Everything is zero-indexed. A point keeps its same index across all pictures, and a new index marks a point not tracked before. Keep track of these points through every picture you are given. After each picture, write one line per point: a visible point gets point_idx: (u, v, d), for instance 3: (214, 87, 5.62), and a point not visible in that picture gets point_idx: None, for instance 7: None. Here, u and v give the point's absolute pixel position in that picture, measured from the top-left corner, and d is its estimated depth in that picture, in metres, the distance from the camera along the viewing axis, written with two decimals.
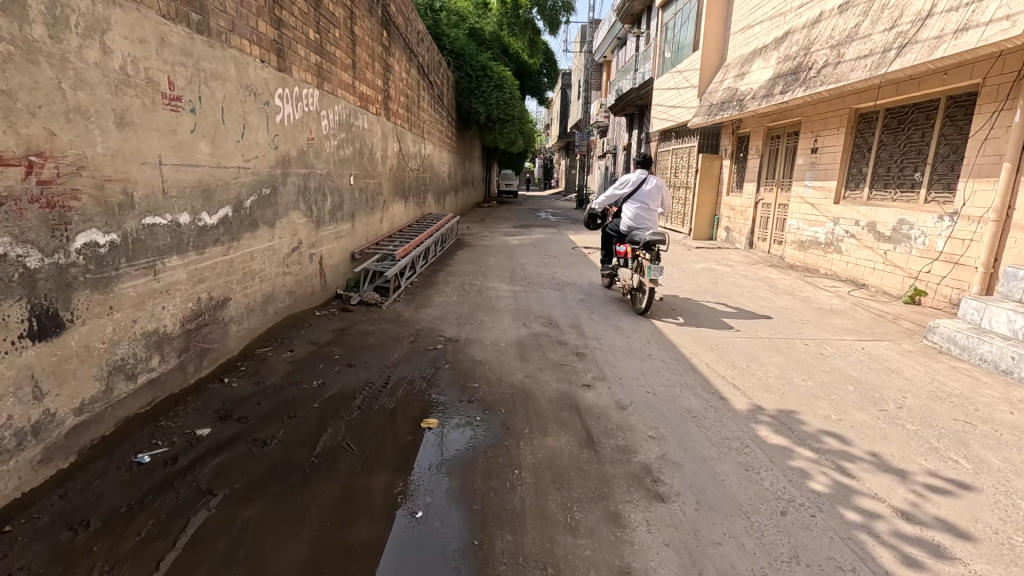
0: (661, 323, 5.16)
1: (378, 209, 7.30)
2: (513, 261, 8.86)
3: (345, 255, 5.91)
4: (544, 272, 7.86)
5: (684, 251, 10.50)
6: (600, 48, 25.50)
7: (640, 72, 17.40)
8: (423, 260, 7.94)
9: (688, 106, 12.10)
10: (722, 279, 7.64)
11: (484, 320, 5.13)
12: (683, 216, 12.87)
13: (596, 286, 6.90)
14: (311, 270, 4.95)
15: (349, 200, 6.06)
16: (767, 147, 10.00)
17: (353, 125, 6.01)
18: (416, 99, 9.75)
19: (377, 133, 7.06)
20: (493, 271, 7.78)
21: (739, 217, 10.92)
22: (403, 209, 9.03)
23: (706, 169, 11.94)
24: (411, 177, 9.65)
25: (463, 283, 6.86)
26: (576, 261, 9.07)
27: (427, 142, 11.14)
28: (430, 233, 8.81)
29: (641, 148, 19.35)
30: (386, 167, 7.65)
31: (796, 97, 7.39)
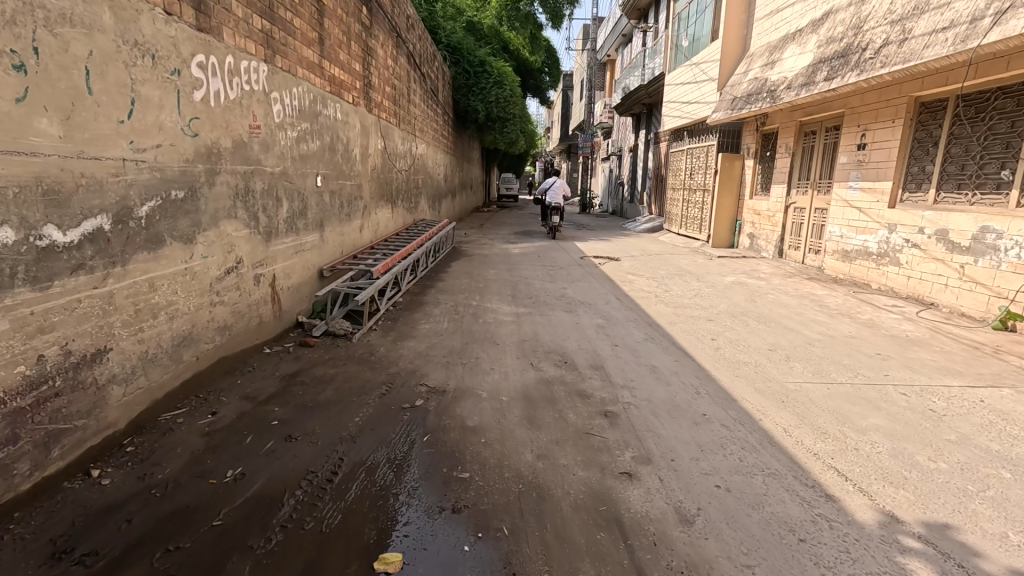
0: (706, 361, 4.06)
1: (356, 216, 6.23)
2: (516, 274, 7.77)
3: (309, 273, 4.83)
4: (552, 288, 6.77)
5: (705, 261, 9.41)
6: (604, 46, 24.55)
7: (649, 68, 16.39)
8: (412, 275, 6.86)
9: (706, 101, 11.04)
10: (760, 296, 6.54)
11: (479, 358, 4.04)
12: (701, 221, 11.77)
13: (614, 307, 5.81)
14: (258, 296, 3.87)
15: (316, 205, 4.98)
16: (799, 144, 8.93)
17: (320, 114, 4.94)
18: (405, 92, 8.69)
19: (355, 127, 5.99)
20: (492, 288, 6.69)
21: (766, 222, 9.85)
22: (389, 216, 7.94)
23: (727, 170, 10.87)
24: (400, 180, 8.58)
25: (457, 304, 5.76)
26: (587, 274, 7.98)
27: (420, 140, 10.08)
28: (420, 243, 7.74)
29: (649, 149, 18.31)
30: (367, 167, 6.58)
31: (845, 83, 6.32)
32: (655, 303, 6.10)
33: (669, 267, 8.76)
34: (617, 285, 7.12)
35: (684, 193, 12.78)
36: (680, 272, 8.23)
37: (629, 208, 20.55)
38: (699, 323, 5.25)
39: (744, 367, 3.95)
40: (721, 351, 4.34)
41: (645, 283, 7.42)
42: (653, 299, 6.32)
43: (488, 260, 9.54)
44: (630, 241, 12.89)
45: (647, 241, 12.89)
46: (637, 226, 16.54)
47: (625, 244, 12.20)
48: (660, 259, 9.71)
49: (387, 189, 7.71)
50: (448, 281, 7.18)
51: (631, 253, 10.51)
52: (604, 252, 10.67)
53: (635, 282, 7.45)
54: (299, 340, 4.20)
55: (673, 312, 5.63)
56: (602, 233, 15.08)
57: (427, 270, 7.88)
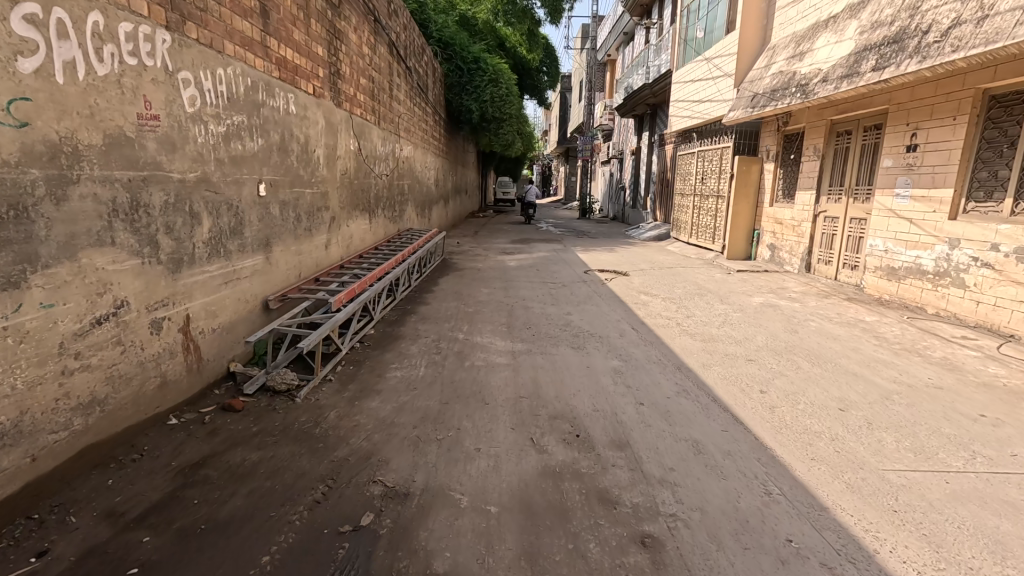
0: (765, 431, 3.03)
1: (319, 230, 5.21)
2: (511, 295, 6.76)
3: (248, 307, 3.79)
4: (553, 314, 5.74)
5: (724, 276, 8.41)
6: (604, 45, 23.68)
7: (654, 65, 15.46)
8: (389, 299, 5.84)
9: (721, 99, 10.09)
10: (799, 324, 5.56)
11: (462, 429, 3.01)
12: (714, 230, 10.80)
13: (629, 341, 4.78)
14: (157, 349, 2.83)
15: (260, 220, 3.95)
16: (830, 146, 7.96)
17: (264, 105, 3.92)
18: (386, 86, 7.69)
19: (317, 123, 4.97)
20: (483, 314, 5.67)
21: (790, 233, 8.88)
22: (366, 227, 6.94)
23: (743, 174, 9.87)
24: (380, 186, 7.55)
25: (440, 339, 4.74)
26: (593, 293, 6.97)
27: (405, 141, 9.08)
28: (400, 257, 6.72)
29: (654, 151, 17.37)
30: (334, 172, 5.54)
31: (900, 73, 5.36)
32: (679, 334, 5.09)
33: (684, 283, 7.76)
34: (630, 309, 6.11)
35: (694, 199, 11.82)
36: (699, 291, 7.21)
37: (632, 213, 19.61)
38: (739, 365, 4.23)
39: (818, 442, 2.92)
40: (778, 412, 3.31)
41: (662, 305, 6.41)
42: (675, 328, 5.31)
43: (479, 274, 8.53)
44: (636, 251, 11.91)
45: (655, 251, 11.90)
46: (641, 233, 15.56)
47: (631, 255, 11.21)
48: (673, 273, 8.71)
49: (363, 198, 6.69)
50: (432, 305, 6.14)
51: (639, 265, 9.52)
52: (610, 264, 9.67)
53: (650, 304, 6.45)
54: (222, 404, 3.16)
55: (702, 349, 4.61)
56: (605, 241, 14.11)
57: (409, 290, 6.86)
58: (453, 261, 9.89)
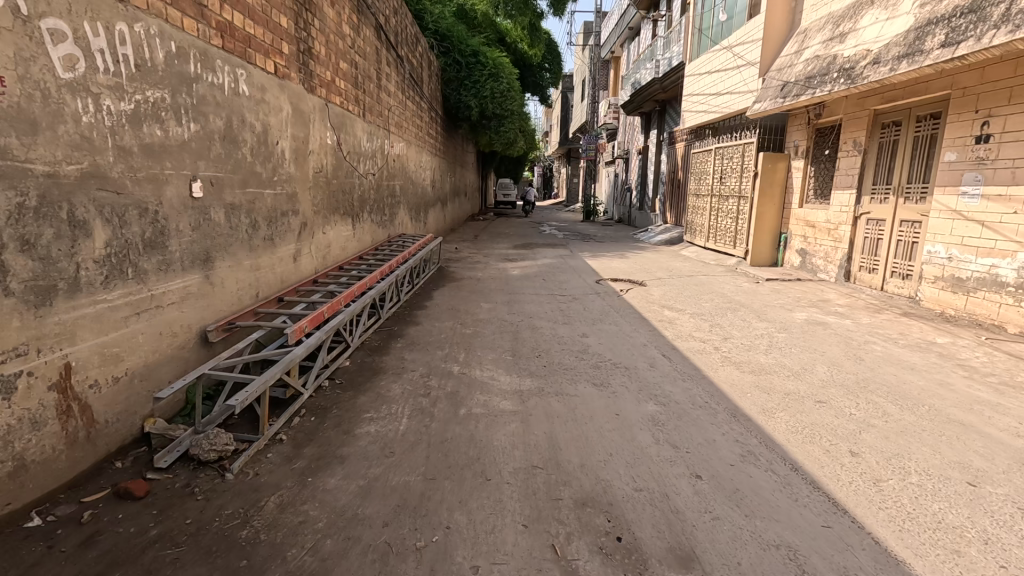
0: (884, 530, 2.13)
1: (286, 239, 4.32)
2: (516, 311, 5.85)
3: (175, 343, 2.90)
4: (566, 337, 4.84)
5: (754, 286, 7.51)
6: (608, 42, 22.87)
7: (663, 59, 14.62)
8: (372, 320, 4.95)
9: (743, 91, 9.23)
10: (861, 348, 4.67)
11: (453, 526, 2.11)
12: (735, 234, 9.90)
13: (663, 376, 3.87)
14: (5, 421, 1.95)
15: (195, 229, 3.06)
16: (874, 140, 7.08)
17: (199, 80, 3.04)
18: (374, 74, 6.83)
19: (280, 109, 4.09)
20: (483, 338, 4.76)
21: (824, 237, 7.99)
22: (350, 233, 6.06)
23: (769, 173, 9.08)
24: (367, 187, 6.68)
25: (431, 373, 3.84)
26: (610, 309, 6.07)
27: (396, 138, 8.21)
28: (387, 267, 5.83)
29: (663, 150, 16.50)
30: (306, 169, 4.65)
31: (979, 49, 4.49)
32: (722, 365, 4.18)
33: (711, 296, 6.86)
34: (656, 329, 5.21)
35: (711, 200, 10.93)
36: (731, 305, 6.31)
37: (640, 216, 18.72)
38: (809, 410, 3.32)
39: (970, 552, 2.01)
40: (889, 492, 2.41)
41: (692, 323, 5.52)
42: (715, 356, 4.41)
43: (479, 284, 7.62)
44: (649, 256, 11.03)
45: (669, 256, 11.01)
46: (651, 237, 14.66)
47: (645, 261, 10.31)
48: (695, 282, 7.81)
49: (344, 200, 5.81)
50: (423, 325, 5.25)
51: (655, 273, 8.63)
52: (623, 272, 8.78)
53: (678, 322, 5.55)
54: (117, 488, 2.26)
55: (756, 386, 3.71)
56: (613, 246, 13.21)
57: (399, 305, 5.97)
58: (451, 269, 8.98)
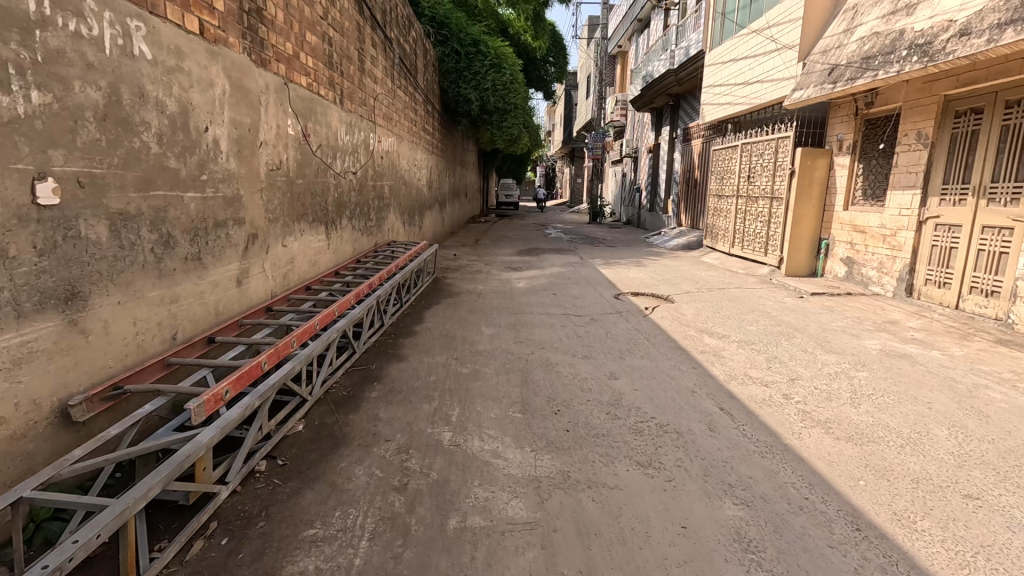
0: None
1: (224, 258, 3.28)
2: (525, 339, 4.81)
3: (2, 434, 1.85)
4: (591, 380, 3.79)
5: (800, 303, 6.46)
6: (614, 36, 21.86)
7: (679, 49, 13.58)
8: (345, 357, 3.88)
9: (779, 78, 8.17)
10: (972, 393, 3.61)
11: None
12: (767, 240, 8.85)
13: (732, 448, 2.82)
14: None
15: (43, 252, 2.01)
16: (944, 131, 6.02)
17: (49, 26, 2.00)
18: (355, 55, 5.79)
19: (211, 84, 3.05)
20: (485, 382, 3.71)
21: (877, 244, 6.93)
22: (322, 245, 5.01)
23: (807, 171, 8.02)
24: (346, 187, 5.64)
25: (412, 448, 2.77)
26: (639, 335, 5.01)
27: (384, 132, 7.18)
28: (368, 285, 4.77)
29: (678, 147, 15.45)
30: (256, 165, 3.62)
31: None
32: (804, 425, 3.12)
33: (753, 316, 5.81)
34: (702, 366, 4.16)
35: (737, 201, 9.88)
36: (781, 328, 5.27)
37: (651, 217, 17.69)
38: (966, 516, 2.25)
39: None
40: None
41: (743, 355, 4.48)
42: (790, 409, 3.35)
43: (481, 299, 6.58)
44: (667, 264, 9.96)
45: (690, 264, 9.97)
46: (665, 241, 13.61)
47: (664, 270, 9.26)
48: (729, 298, 6.76)
49: (315, 205, 4.76)
50: (410, 360, 4.21)
51: (680, 285, 7.58)
52: (643, 283, 7.74)
53: (725, 354, 4.51)
54: None
55: (867, 467, 2.65)
56: (627, 251, 12.16)
57: (383, 330, 4.92)
58: (449, 280, 7.95)
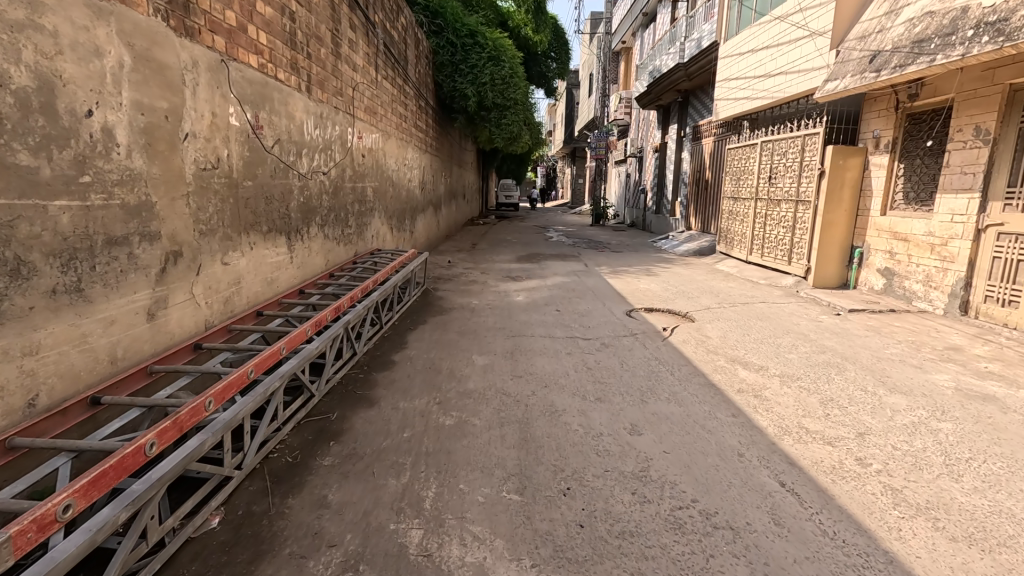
0: None
1: (124, 286, 2.48)
2: (524, 373, 4.00)
3: None
4: (607, 438, 2.97)
5: (838, 322, 5.66)
6: (618, 31, 21.07)
7: (689, 41, 12.77)
8: (297, 405, 3.08)
9: (806, 69, 7.36)
10: None
11: None
12: (791, 247, 8.05)
13: (812, 560, 2.01)
14: None
15: None
16: (1009, 126, 5.21)
17: None
18: (327, 37, 4.99)
19: (96, 53, 2.25)
20: (473, 441, 2.91)
21: (924, 254, 6.13)
22: (283, 259, 4.21)
23: (838, 172, 7.21)
24: (316, 190, 4.84)
25: (365, 562, 1.97)
26: (661, 367, 4.20)
27: (366, 128, 6.39)
28: (334, 308, 3.96)
29: (688, 146, 14.65)
30: (177, 163, 2.81)
31: None
32: (903, 516, 2.30)
33: (790, 339, 5.01)
34: (744, 414, 3.35)
35: (758, 205, 9.09)
36: (827, 357, 4.47)
37: (657, 220, 16.89)
38: None
39: None
40: None
41: (790, 396, 3.68)
42: (873, 486, 2.54)
43: (475, 317, 5.78)
44: (680, 273, 9.17)
45: (704, 273, 9.17)
46: (674, 246, 12.82)
47: (678, 280, 8.47)
48: (757, 316, 5.97)
49: (271, 211, 3.97)
50: (382, 406, 3.40)
51: (698, 300, 6.80)
52: (657, 297, 6.94)
53: (768, 394, 3.70)
54: None
55: None
56: (635, 257, 11.38)
57: (353, 361, 4.11)
58: (441, 293, 7.15)
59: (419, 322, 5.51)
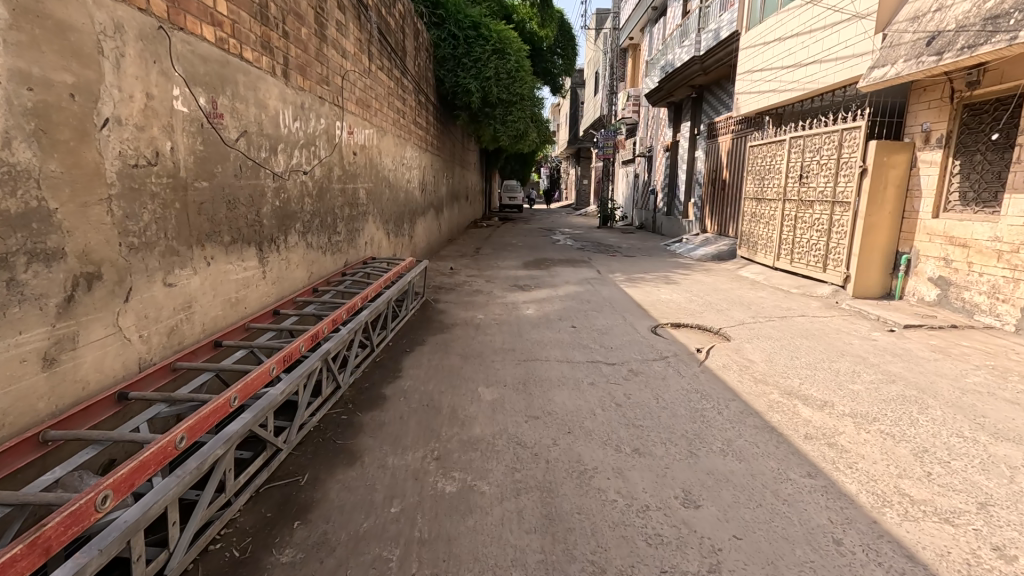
0: None
1: (3, 325, 1.81)
2: (541, 412, 3.31)
3: None
4: (656, 515, 2.29)
5: (896, 341, 4.96)
6: (626, 26, 20.40)
7: (705, 33, 12.08)
8: (256, 466, 2.40)
9: (846, 56, 6.67)
10: None
11: None
12: (826, 253, 7.35)
13: None
14: None
15: None
16: None
17: None
18: (309, 15, 4.32)
19: None
20: (481, 521, 2.22)
21: (989, 262, 5.41)
22: (254, 275, 3.54)
23: (882, 170, 6.51)
24: (296, 193, 4.17)
25: None
26: (705, 404, 3.50)
27: (359, 123, 5.73)
28: (312, 334, 3.28)
29: (703, 144, 13.95)
30: (92, 156, 2.15)
31: None
32: None
33: (848, 364, 4.31)
34: (824, 475, 2.64)
35: (786, 206, 8.39)
36: (899, 388, 3.77)
37: (669, 222, 16.21)
38: None
39: None
40: None
41: (873, 444, 2.97)
42: None
43: (481, 335, 5.09)
44: (701, 280, 8.48)
45: (728, 280, 8.48)
46: (690, 249, 12.13)
47: (701, 288, 7.78)
48: (800, 333, 5.27)
49: (236, 217, 3.29)
50: (366, 463, 2.71)
51: (729, 313, 6.10)
52: (683, 310, 6.25)
53: (845, 442, 3.00)
54: None
55: None
56: (649, 262, 10.70)
57: (336, 396, 3.43)
58: (442, 305, 6.47)
59: (416, 343, 4.83)
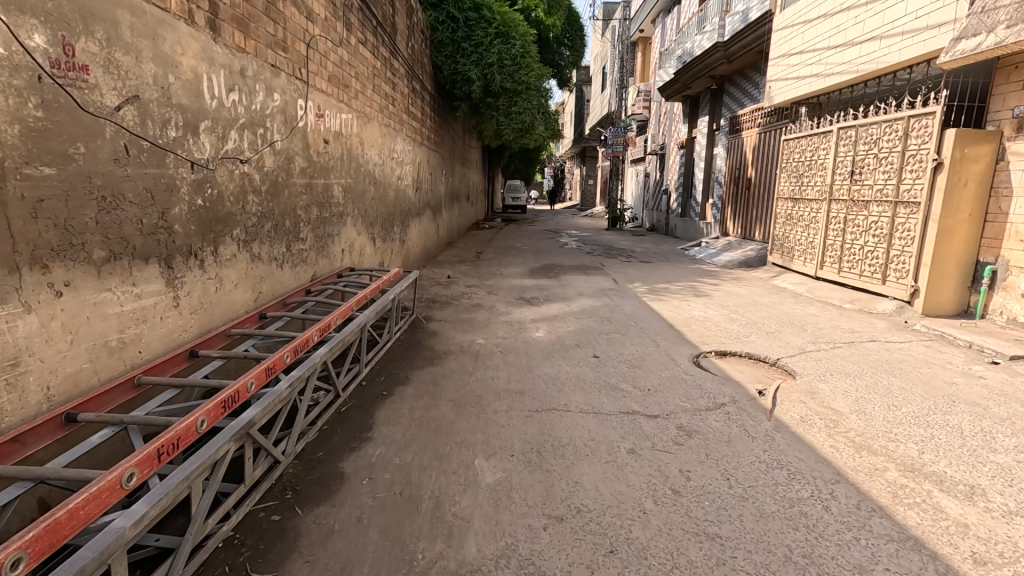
0: None
1: None
2: (568, 510, 2.26)
3: None
4: None
5: (1010, 378, 3.88)
6: (636, 17, 19.37)
7: (729, 17, 11.04)
8: None
9: (917, 29, 5.64)
10: None
11: None
12: (886, 262, 6.29)
13: None
14: None
15: None
16: None
17: None
18: None
19: None
20: None
21: None
22: (157, 304, 2.50)
23: (962, 165, 5.44)
24: (233, 188, 3.13)
25: None
26: (801, 492, 2.44)
27: (332, 105, 4.69)
28: (230, 395, 2.21)
29: (723, 139, 12.88)
30: None
31: None
32: None
33: (968, 417, 3.23)
34: None
35: (833, 208, 7.32)
36: None
37: (684, 224, 15.15)
38: None
39: None
40: None
41: None
42: None
43: (481, 370, 4.04)
44: (733, 291, 7.43)
45: (764, 291, 7.42)
46: (712, 254, 11.07)
47: (736, 301, 6.73)
48: (880, 365, 4.21)
49: (121, 223, 2.25)
50: None
51: (782, 336, 5.04)
52: (724, 332, 5.20)
53: None
54: None
55: None
56: (669, 268, 9.66)
57: (268, 481, 2.36)
58: (436, 324, 5.42)
59: (398, 382, 3.78)
